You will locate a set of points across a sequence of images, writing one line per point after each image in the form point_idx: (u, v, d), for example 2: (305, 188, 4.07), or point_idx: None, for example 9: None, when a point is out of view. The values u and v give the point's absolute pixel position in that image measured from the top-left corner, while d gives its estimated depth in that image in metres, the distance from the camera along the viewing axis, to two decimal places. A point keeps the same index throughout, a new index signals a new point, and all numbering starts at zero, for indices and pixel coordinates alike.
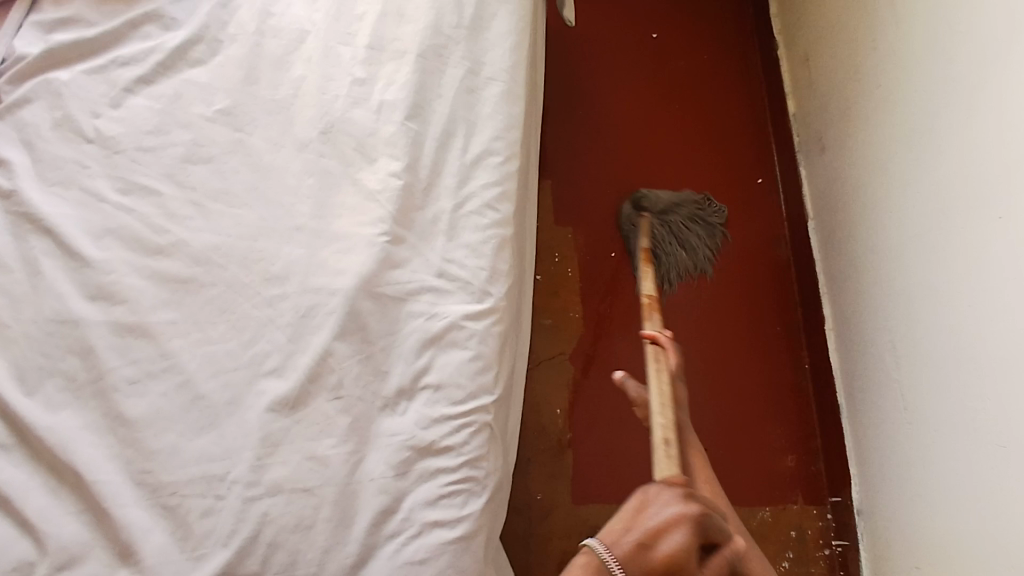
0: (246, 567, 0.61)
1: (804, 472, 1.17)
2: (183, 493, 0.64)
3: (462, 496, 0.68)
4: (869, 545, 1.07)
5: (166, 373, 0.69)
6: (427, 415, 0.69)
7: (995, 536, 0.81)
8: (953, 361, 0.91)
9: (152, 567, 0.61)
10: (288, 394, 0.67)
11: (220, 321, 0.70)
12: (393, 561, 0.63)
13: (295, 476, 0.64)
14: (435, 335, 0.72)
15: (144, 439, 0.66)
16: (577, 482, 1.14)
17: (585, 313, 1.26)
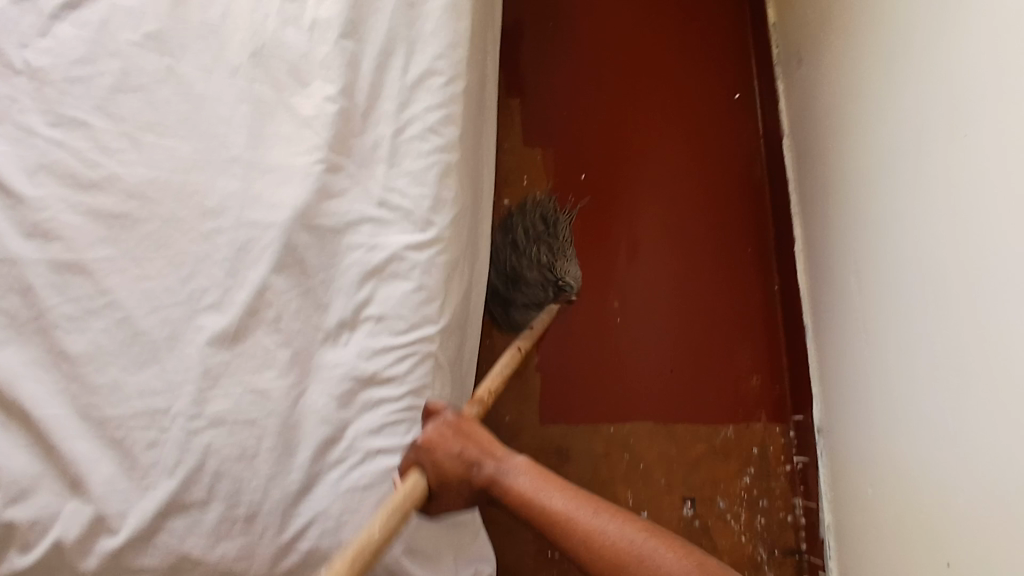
0: (191, 496, 0.63)
1: (769, 392, 1.19)
2: (127, 426, 0.64)
3: (405, 425, 0.69)
4: (828, 460, 1.09)
5: (106, 310, 0.67)
6: (368, 346, 0.69)
7: (946, 451, 0.82)
8: (914, 280, 0.90)
9: (103, 497, 0.62)
10: (227, 328, 0.66)
11: (157, 257, 0.69)
12: (337, 487, 0.65)
13: (236, 409, 0.65)
14: (376, 267, 0.71)
15: (86, 376, 0.65)
16: (544, 405, 1.15)
17: None
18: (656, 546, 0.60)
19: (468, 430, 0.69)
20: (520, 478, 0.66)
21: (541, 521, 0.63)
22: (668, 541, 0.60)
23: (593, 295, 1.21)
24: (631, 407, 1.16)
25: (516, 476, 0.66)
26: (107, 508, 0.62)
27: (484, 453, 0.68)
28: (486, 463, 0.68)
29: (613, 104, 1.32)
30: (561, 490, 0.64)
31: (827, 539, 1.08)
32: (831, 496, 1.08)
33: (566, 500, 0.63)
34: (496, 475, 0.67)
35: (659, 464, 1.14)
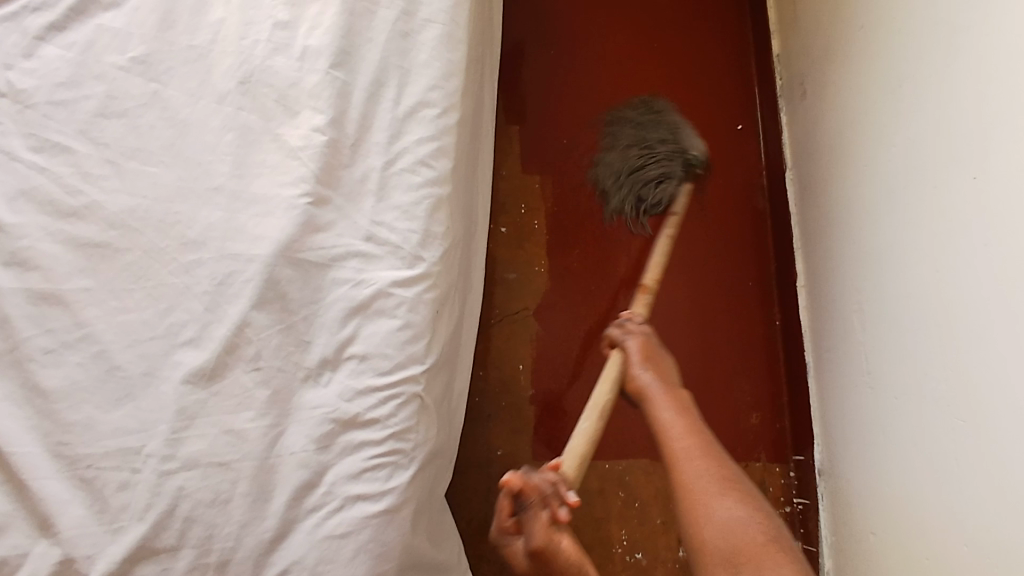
0: (162, 542, 0.60)
1: (769, 429, 1.16)
2: (98, 466, 0.62)
3: (387, 470, 0.65)
4: (829, 502, 1.05)
5: (81, 344, 0.65)
6: (351, 387, 0.66)
7: (950, 503, 0.78)
8: (918, 321, 0.87)
9: (71, 540, 0.60)
10: (203, 366, 0.64)
11: (136, 289, 0.67)
12: (312, 536, 0.62)
13: (211, 451, 0.62)
14: (361, 303, 0.69)
15: (58, 411, 0.63)
16: (539, 438, 1.12)
17: (551, 265, 1.21)
18: (722, 501, 0.58)
19: (658, 352, 0.79)
20: (660, 403, 0.70)
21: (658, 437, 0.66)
22: (740, 500, 0.58)
23: (591, 326, 1.18)
24: (627, 441, 1.13)
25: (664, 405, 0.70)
26: (75, 552, 0.59)
27: (660, 375, 0.75)
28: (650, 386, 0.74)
29: None
30: (684, 425, 0.66)
31: None
32: (832, 540, 1.04)
33: (685, 435, 0.65)
34: (653, 391, 0.73)
35: (656, 502, 1.11)
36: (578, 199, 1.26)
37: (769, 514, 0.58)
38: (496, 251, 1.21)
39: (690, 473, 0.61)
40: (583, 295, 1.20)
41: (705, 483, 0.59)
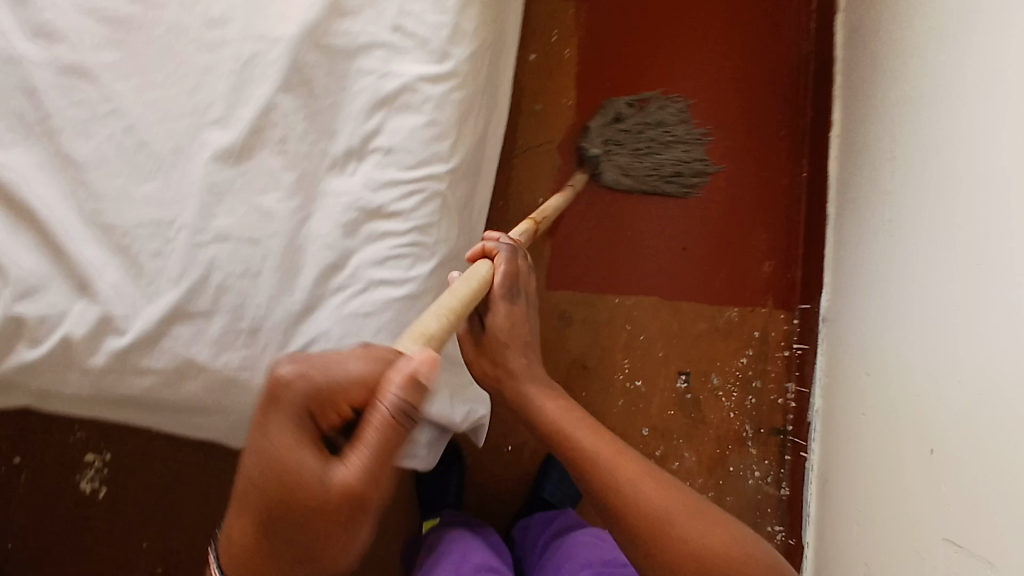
0: (196, 306, 0.64)
1: (781, 278, 1.18)
2: (133, 235, 0.65)
3: (409, 259, 0.68)
4: (828, 348, 1.09)
5: (110, 118, 0.66)
6: (375, 178, 0.67)
7: (938, 348, 0.81)
8: (942, 171, 0.85)
9: (108, 299, 0.64)
10: (231, 145, 0.65)
11: (161, 66, 0.66)
12: (338, 311, 0.66)
13: (241, 226, 0.65)
14: (387, 97, 0.68)
15: (92, 181, 0.65)
16: (552, 270, 1.15)
17: (580, 100, 1.18)
18: (681, 509, 0.59)
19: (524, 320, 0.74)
20: (557, 414, 0.68)
21: (579, 466, 0.63)
22: (684, 499, 0.60)
23: None
24: (638, 278, 1.16)
25: (553, 407, 0.68)
26: (113, 311, 0.64)
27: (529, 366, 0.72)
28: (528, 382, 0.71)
29: None
30: (572, 418, 0.67)
31: (813, 423, 1.11)
32: (824, 382, 1.09)
33: (609, 443, 0.64)
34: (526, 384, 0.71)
35: (659, 337, 1.16)
36: (613, 31, 1.20)
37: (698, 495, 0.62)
38: (523, 81, 1.17)
39: (617, 461, 0.62)
40: None
41: (656, 496, 0.60)
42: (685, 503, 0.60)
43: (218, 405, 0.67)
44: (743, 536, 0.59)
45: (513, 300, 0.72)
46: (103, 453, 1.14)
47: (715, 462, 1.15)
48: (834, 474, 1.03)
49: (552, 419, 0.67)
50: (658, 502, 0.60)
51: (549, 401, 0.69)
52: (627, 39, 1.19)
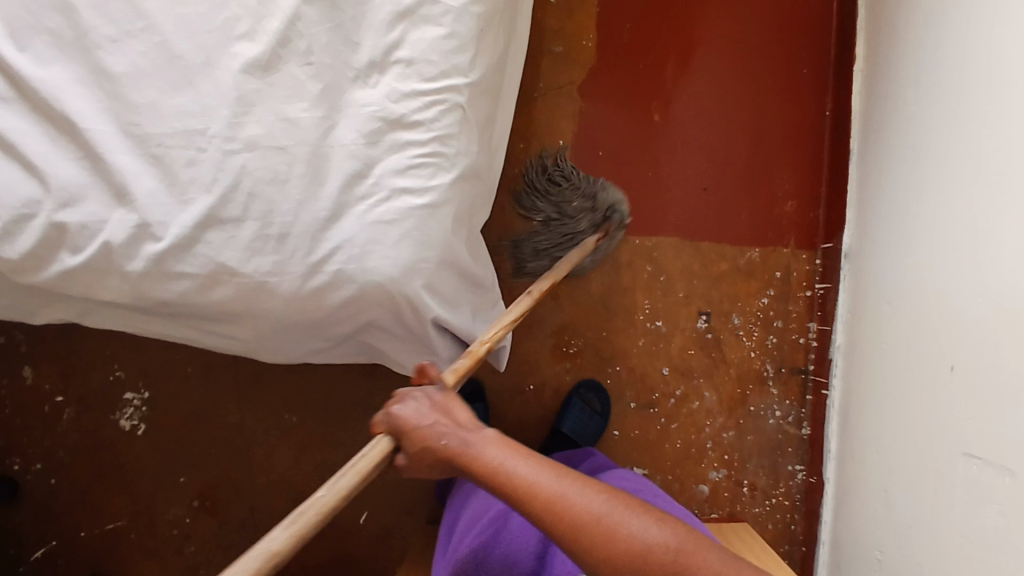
0: (227, 212, 0.66)
1: (803, 218, 1.18)
2: (167, 144, 0.66)
3: (430, 169, 0.70)
4: (850, 282, 1.10)
5: (144, 34, 0.67)
6: (398, 89, 0.69)
7: (967, 267, 0.80)
8: (968, 92, 0.84)
9: (145, 207, 0.66)
10: (259, 57, 0.67)
11: None
12: (363, 219, 0.68)
13: (270, 135, 0.67)
14: (408, 8, 0.69)
15: (126, 94, 0.67)
16: None
17: (600, 39, 1.18)
18: (629, 514, 0.52)
19: (439, 401, 0.62)
20: (488, 452, 0.57)
21: (515, 496, 0.54)
22: (625, 497, 0.54)
23: (636, 104, 1.17)
24: (660, 218, 1.17)
25: (485, 447, 0.57)
26: (149, 218, 0.66)
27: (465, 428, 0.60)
28: (454, 440, 0.58)
29: None
30: (509, 452, 0.57)
31: (835, 361, 1.12)
32: (847, 318, 1.10)
33: (548, 468, 0.55)
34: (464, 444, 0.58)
35: (680, 278, 1.16)
36: None
37: (637, 499, 0.55)
38: (543, 24, 1.18)
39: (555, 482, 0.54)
40: (632, 72, 1.17)
41: (599, 504, 0.53)
42: (630, 506, 0.53)
43: (254, 311, 0.71)
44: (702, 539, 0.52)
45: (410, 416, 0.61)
46: (140, 392, 1.17)
47: (736, 401, 1.15)
48: (855, 407, 1.04)
49: (487, 460, 0.56)
50: (601, 509, 0.52)
51: (479, 437, 0.58)
52: None
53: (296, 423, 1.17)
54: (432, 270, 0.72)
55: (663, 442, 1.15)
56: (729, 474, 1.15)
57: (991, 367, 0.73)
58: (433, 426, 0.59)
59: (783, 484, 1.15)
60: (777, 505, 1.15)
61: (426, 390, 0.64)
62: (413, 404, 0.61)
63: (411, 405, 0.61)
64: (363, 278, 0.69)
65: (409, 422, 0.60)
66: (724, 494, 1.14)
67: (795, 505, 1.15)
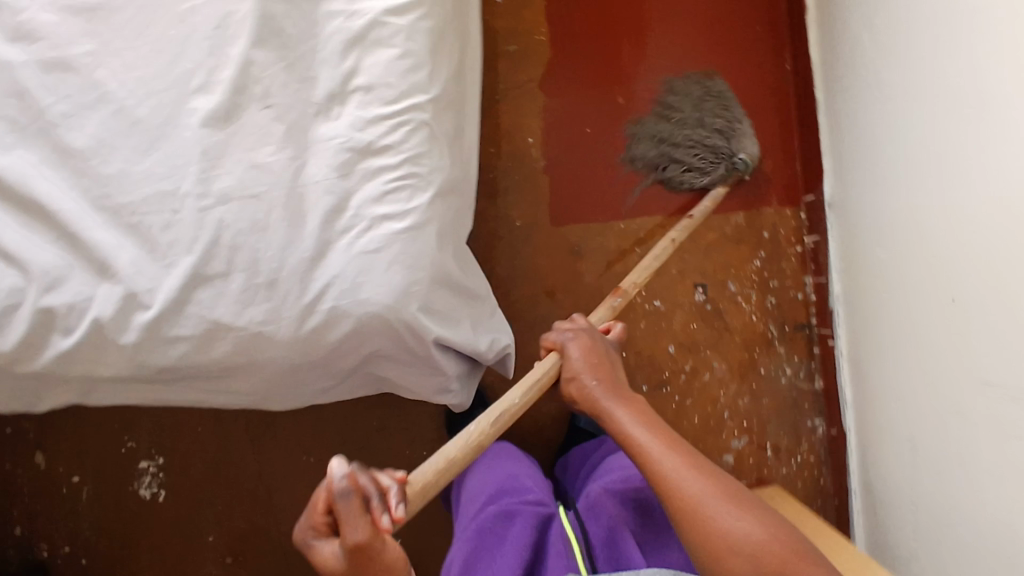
0: (213, 269, 0.66)
1: (782, 174, 1.18)
2: (141, 212, 0.66)
3: (407, 192, 0.70)
4: (838, 231, 1.11)
5: (101, 105, 0.66)
6: (361, 117, 0.69)
7: (954, 198, 0.80)
8: (927, 25, 0.84)
9: (130, 277, 0.65)
10: (217, 108, 0.66)
11: (140, 44, 0.67)
12: (349, 252, 0.68)
13: (242, 185, 0.66)
14: (358, 35, 0.70)
15: (93, 167, 0.66)
16: (552, 203, 1.16)
17: (552, 33, 1.18)
18: (723, 506, 0.59)
19: (600, 352, 0.80)
20: (620, 415, 0.71)
21: (634, 454, 0.67)
22: (731, 492, 0.60)
23: (600, 89, 1.17)
24: (642, 197, 1.16)
25: (619, 412, 0.71)
26: (136, 288, 0.65)
27: (610, 390, 0.74)
28: (598, 394, 0.74)
29: None
30: (637, 424, 0.69)
31: (837, 311, 1.12)
32: (840, 266, 1.11)
33: (667, 447, 0.65)
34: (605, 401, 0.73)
35: (671, 256, 1.17)
36: None
37: (749, 500, 0.60)
38: (494, 26, 1.18)
39: (669, 459, 0.64)
40: (589, 58, 1.18)
41: (698, 488, 0.61)
42: (729, 498, 0.60)
43: (253, 362, 0.70)
44: (790, 548, 0.56)
45: (571, 358, 0.79)
46: (155, 458, 1.16)
47: (745, 366, 1.15)
48: (864, 354, 1.04)
49: (617, 421, 0.71)
50: (698, 497, 0.60)
51: (616, 402, 0.73)
52: None
53: (315, 464, 1.16)
54: (425, 291, 0.71)
55: (682, 420, 1.14)
56: (751, 441, 1.14)
57: (997, 289, 0.74)
58: (585, 373, 0.77)
59: (805, 441, 1.15)
60: (802, 463, 1.15)
61: (591, 336, 0.83)
62: (578, 349, 0.80)
63: (572, 351, 0.80)
64: (359, 307, 0.68)
65: (569, 357, 0.79)
66: (749, 460, 1.14)
67: (820, 459, 1.15)
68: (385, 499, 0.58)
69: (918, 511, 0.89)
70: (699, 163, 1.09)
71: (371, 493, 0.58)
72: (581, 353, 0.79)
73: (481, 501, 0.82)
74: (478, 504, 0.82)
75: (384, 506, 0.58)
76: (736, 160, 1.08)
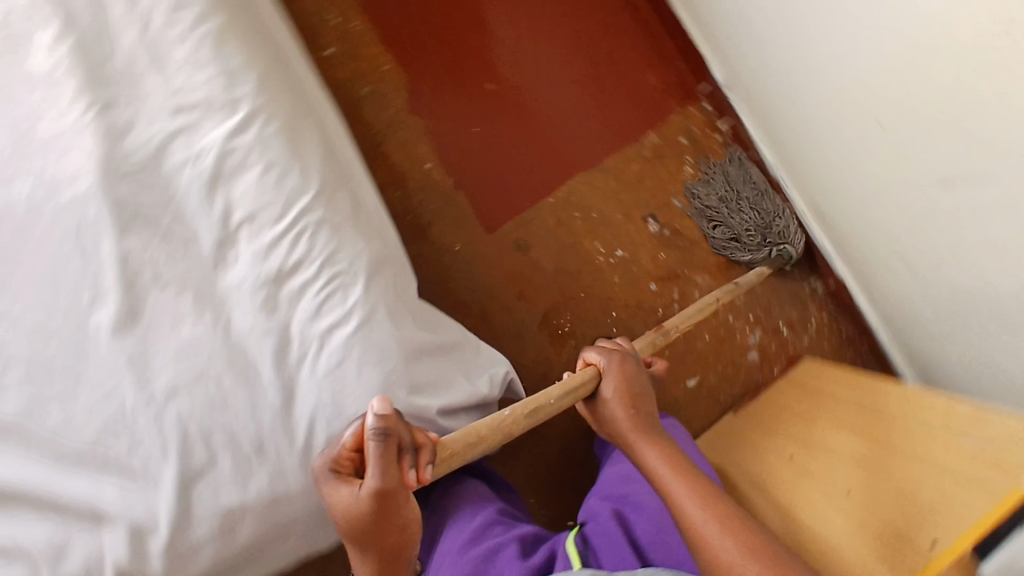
0: (197, 462, 0.61)
1: (666, 79, 1.22)
2: (98, 446, 0.60)
3: (339, 294, 0.66)
4: (746, 106, 1.15)
5: (3, 368, 0.61)
6: (258, 248, 0.65)
7: (851, 27, 0.79)
8: None
9: (125, 511, 0.60)
10: (120, 312, 0.62)
11: (9, 290, 0.62)
12: (316, 378, 0.65)
13: (181, 371, 0.62)
14: (214, 172, 0.65)
15: (28, 428, 0.60)
16: (479, 210, 1.11)
17: (396, 58, 1.14)
18: (737, 549, 0.59)
19: (637, 385, 0.82)
20: (648, 458, 0.72)
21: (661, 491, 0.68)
22: (751, 535, 0.60)
23: (472, 84, 1.15)
24: (562, 161, 1.15)
25: (649, 452, 0.72)
26: (138, 516, 0.60)
27: (642, 436, 0.75)
28: (631, 437, 0.75)
29: None
30: (668, 466, 0.69)
31: (779, 177, 1.15)
32: (765, 135, 1.14)
33: (695, 487, 0.65)
34: (637, 443, 0.74)
35: (610, 203, 1.14)
36: None
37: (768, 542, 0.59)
38: (339, 77, 1.12)
39: (693, 499, 0.64)
40: (447, 61, 1.15)
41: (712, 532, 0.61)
42: (746, 538, 0.59)
43: (281, 527, 0.66)
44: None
45: (606, 387, 0.81)
46: None
47: (725, 267, 1.15)
48: (825, 205, 1.03)
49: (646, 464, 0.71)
50: (715, 542, 0.60)
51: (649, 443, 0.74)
52: None
53: None
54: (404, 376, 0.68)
55: (696, 346, 1.12)
56: (765, 329, 1.14)
57: (923, 91, 0.73)
58: (619, 406, 0.79)
59: (811, 304, 1.16)
60: (818, 324, 1.15)
61: (630, 364, 0.84)
62: (613, 379, 0.81)
63: (608, 379, 0.81)
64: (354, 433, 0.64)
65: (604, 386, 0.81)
66: (772, 348, 1.14)
67: (832, 313, 1.16)
68: (413, 453, 0.65)
69: (945, 324, 0.89)
70: (743, 238, 1.12)
71: (402, 444, 0.63)
72: (617, 382, 0.81)
73: (479, 524, 0.74)
74: (476, 526, 0.74)
75: (410, 461, 0.64)
76: (781, 249, 1.10)
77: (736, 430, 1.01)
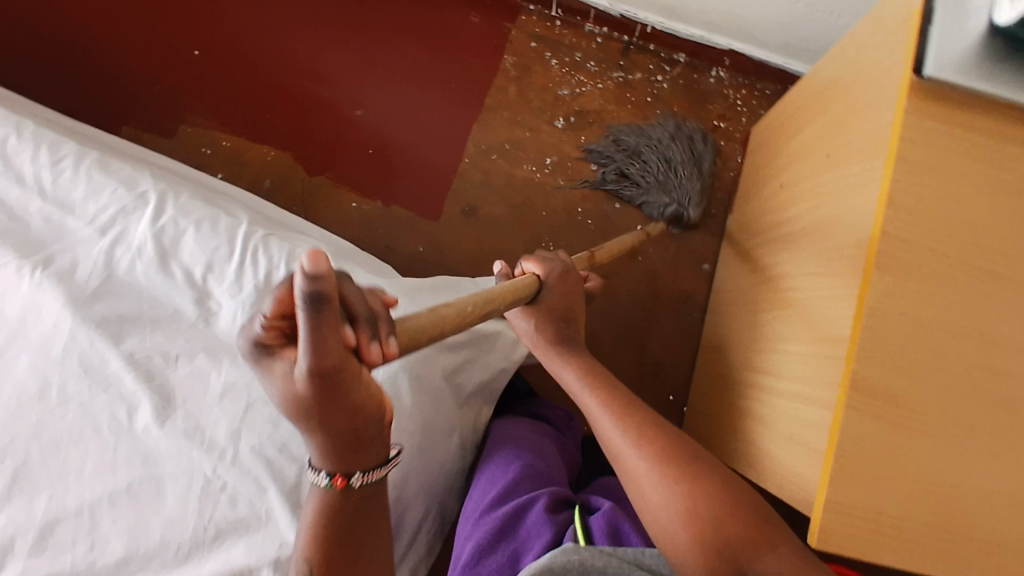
0: (291, 475, 0.66)
1: (485, 4, 1.23)
2: (208, 520, 0.64)
3: None
4: None
5: (97, 513, 0.64)
6: (230, 284, 0.70)
7: None
8: None
9: (258, 556, 0.63)
10: (156, 403, 0.66)
11: (64, 448, 0.65)
12: None
13: (233, 416, 0.67)
14: (159, 253, 0.71)
15: (144, 546, 0.63)
16: (416, 208, 1.18)
17: (270, 140, 1.21)
18: (683, 527, 0.59)
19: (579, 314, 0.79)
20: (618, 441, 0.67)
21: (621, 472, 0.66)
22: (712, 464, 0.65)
23: (337, 121, 1.21)
24: (452, 128, 1.21)
25: (608, 423, 0.69)
26: (273, 553, 0.63)
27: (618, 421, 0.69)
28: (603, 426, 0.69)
29: (158, 26, 1.24)
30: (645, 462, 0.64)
31: (624, 11, 1.17)
32: None
33: (649, 463, 0.64)
34: (609, 429, 0.69)
35: (513, 130, 1.20)
36: (219, 84, 1.22)
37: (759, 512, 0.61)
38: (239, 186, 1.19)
39: (654, 476, 0.63)
40: (305, 118, 1.21)
41: (656, 518, 0.61)
42: (691, 517, 0.59)
43: (419, 536, 0.72)
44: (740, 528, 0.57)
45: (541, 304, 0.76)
46: None
47: (640, 110, 1.19)
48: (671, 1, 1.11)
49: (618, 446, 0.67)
50: (663, 523, 0.60)
51: (613, 417, 0.69)
52: (230, 73, 1.22)
53: None
54: (429, 351, 0.73)
55: None
56: (707, 133, 1.18)
57: None
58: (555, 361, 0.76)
59: (727, 91, 1.19)
60: (745, 98, 1.18)
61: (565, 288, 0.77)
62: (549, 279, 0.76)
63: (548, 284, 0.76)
64: (414, 407, 0.69)
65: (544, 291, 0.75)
66: (723, 143, 1.18)
67: (748, 86, 1.19)
68: (369, 317, 0.41)
69: (820, 6, 0.96)
70: (642, 180, 1.13)
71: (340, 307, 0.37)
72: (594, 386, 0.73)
73: (517, 473, 0.75)
74: (509, 477, 0.75)
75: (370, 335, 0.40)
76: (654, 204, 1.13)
77: (743, 216, 1.06)
